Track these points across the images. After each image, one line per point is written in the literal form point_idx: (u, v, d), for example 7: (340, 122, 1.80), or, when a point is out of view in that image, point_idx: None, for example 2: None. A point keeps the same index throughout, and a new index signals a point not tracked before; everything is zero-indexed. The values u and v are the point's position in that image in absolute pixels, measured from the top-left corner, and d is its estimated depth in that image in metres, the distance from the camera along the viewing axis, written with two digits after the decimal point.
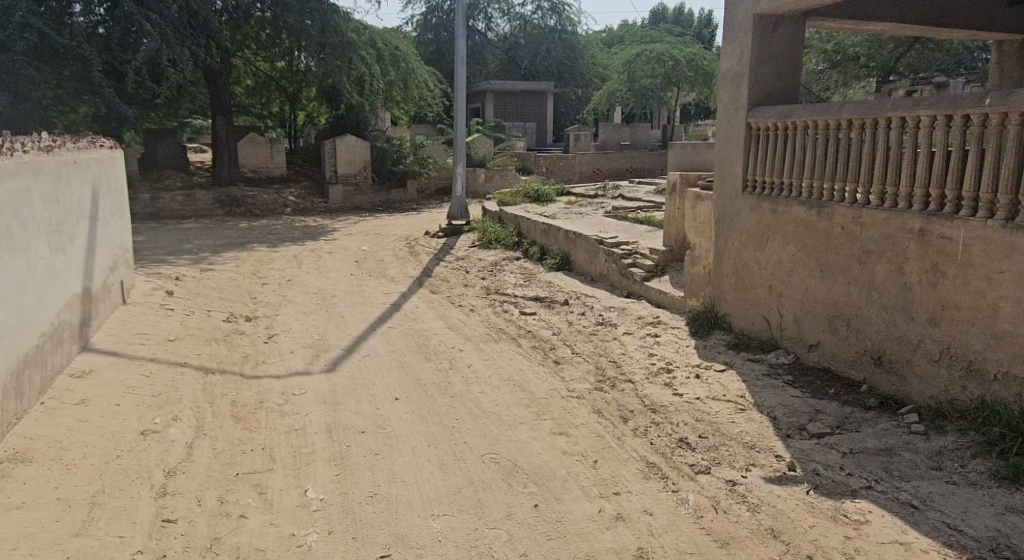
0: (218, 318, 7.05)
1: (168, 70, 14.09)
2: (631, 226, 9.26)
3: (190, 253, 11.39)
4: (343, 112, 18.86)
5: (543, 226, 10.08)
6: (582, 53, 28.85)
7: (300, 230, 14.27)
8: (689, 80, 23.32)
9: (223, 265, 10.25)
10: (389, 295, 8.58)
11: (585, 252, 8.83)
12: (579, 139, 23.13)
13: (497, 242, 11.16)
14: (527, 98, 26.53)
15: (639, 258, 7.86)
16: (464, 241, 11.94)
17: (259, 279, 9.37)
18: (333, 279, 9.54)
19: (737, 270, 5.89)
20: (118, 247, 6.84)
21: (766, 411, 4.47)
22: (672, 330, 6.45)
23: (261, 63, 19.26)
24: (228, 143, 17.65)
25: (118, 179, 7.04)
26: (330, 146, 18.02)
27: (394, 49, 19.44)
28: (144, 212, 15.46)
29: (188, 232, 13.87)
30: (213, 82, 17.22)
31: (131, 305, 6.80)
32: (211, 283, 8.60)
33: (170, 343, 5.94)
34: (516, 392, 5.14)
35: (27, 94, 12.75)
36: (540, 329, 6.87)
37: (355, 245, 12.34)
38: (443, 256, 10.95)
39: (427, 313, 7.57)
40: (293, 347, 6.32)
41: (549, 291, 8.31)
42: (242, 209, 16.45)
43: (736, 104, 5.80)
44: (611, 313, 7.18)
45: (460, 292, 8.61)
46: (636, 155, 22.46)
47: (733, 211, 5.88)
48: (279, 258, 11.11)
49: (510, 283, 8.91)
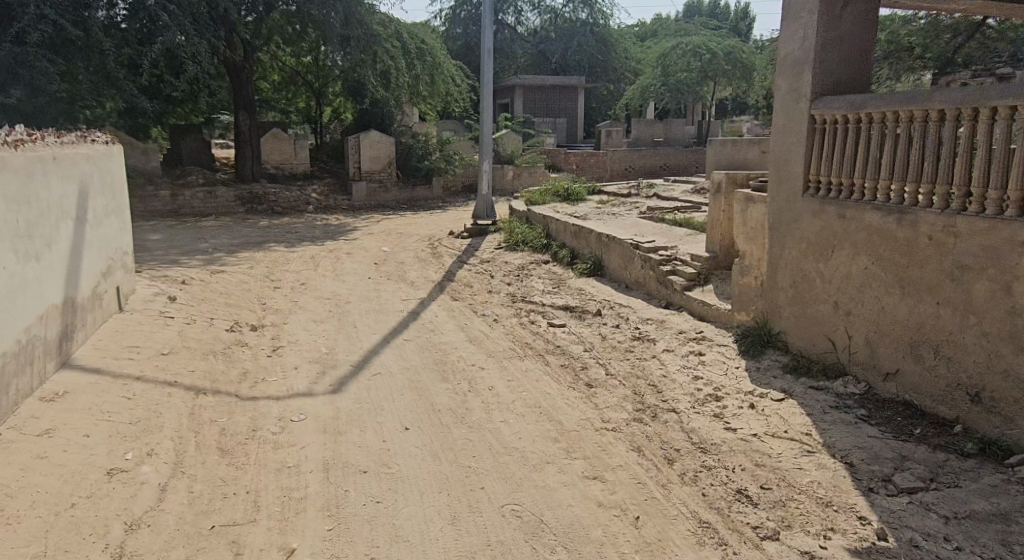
0: (222, 328, 6.51)
1: (187, 63, 13.70)
2: (669, 229, 8.56)
3: (204, 253, 10.91)
4: (368, 107, 18.33)
5: (574, 227, 9.42)
6: (615, 47, 27.90)
7: (321, 228, 13.77)
8: (726, 74, 22.21)
9: (236, 266, 9.75)
10: (407, 301, 7.99)
11: (619, 256, 8.15)
12: (610, 136, 22.23)
13: (524, 244, 10.50)
14: (557, 93, 25.85)
15: (679, 265, 7.16)
16: (490, 243, 11.30)
17: (272, 283, 8.85)
18: (349, 283, 8.98)
19: (796, 283, 5.15)
20: (113, 251, 6.34)
21: (839, 455, 3.77)
22: (717, 348, 5.75)
23: (287, 58, 18.92)
24: (250, 139, 17.21)
25: (116, 177, 6.55)
26: (353, 141, 17.42)
27: (420, 43, 18.90)
28: (164, 208, 15.06)
29: (205, 230, 13.42)
30: (236, 76, 16.79)
31: (128, 314, 6.29)
32: (219, 287, 8.08)
33: (162, 357, 5.39)
34: (543, 422, 4.50)
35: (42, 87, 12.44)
36: (570, 344, 6.19)
37: (376, 245, 11.78)
38: (467, 259, 10.32)
39: (448, 323, 6.95)
40: (298, 363, 5.74)
41: (580, 299, 7.65)
42: (264, 207, 16.02)
43: (796, 94, 5.06)
44: (648, 327, 6.49)
45: (483, 300, 7.97)
46: (669, 154, 21.81)
47: (791, 215, 5.14)
48: (295, 259, 10.58)
49: (537, 290, 8.26)
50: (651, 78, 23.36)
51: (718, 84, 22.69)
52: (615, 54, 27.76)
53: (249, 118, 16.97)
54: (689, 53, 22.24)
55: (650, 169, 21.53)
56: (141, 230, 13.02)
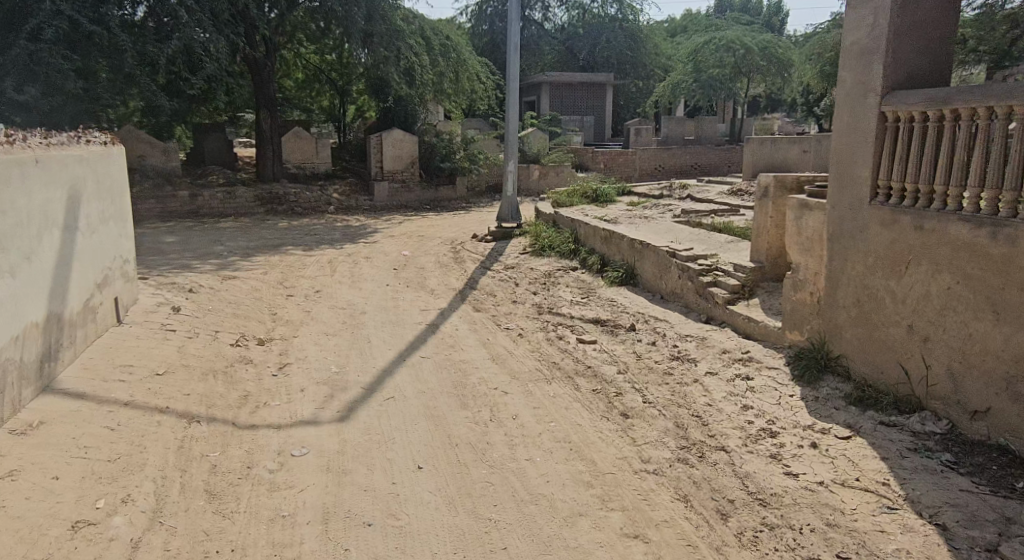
0: (226, 343, 6.06)
1: (205, 60, 13.37)
2: (708, 234, 7.98)
3: (219, 257, 10.52)
4: (391, 105, 17.87)
5: (604, 232, 8.86)
6: (645, 42, 27.13)
7: (341, 230, 13.33)
8: (761, 70, 21.41)
9: (249, 272, 9.33)
10: (426, 312, 7.48)
11: (653, 265, 7.59)
12: (638, 134, 21.59)
13: (551, 249, 9.95)
14: (585, 91, 25.24)
15: (720, 276, 6.57)
16: (516, 247, 10.76)
17: (285, 290, 8.40)
18: (367, 290, 8.50)
19: (861, 302, 4.54)
20: (111, 260, 5.91)
21: (929, 516, 3.20)
22: (766, 371, 5.15)
23: (310, 55, 18.55)
24: (271, 139, 16.83)
25: (115, 181, 6.12)
26: (375, 139, 16.94)
27: (445, 38, 18.38)
28: (183, 209, 14.71)
29: (223, 232, 13.06)
30: (258, 74, 16.36)
31: (126, 327, 5.87)
32: (228, 295, 7.64)
33: (156, 378, 4.94)
34: (574, 461, 3.96)
35: (57, 85, 12.16)
36: (602, 364, 5.62)
37: (396, 249, 11.30)
38: (491, 264, 9.80)
39: (469, 338, 6.43)
40: (304, 385, 5.25)
41: (611, 312, 7.09)
42: (284, 207, 15.65)
43: (863, 87, 4.45)
44: (687, 345, 5.91)
45: (508, 312, 7.43)
46: (700, 152, 21.15)
47: (856, 225, 4.54)
48: (311, 263, 10.13)
49: (566, 301, 7.70)
50: (682, 74, 22.64)
51: (752, 80, 21.93)
52: (644, 50, 27.06)
53: (271, 117, 16.59)
54: (722, 48, 21.49)
55: (681, 168, 20.88)
56: (158, 232, 12.70)
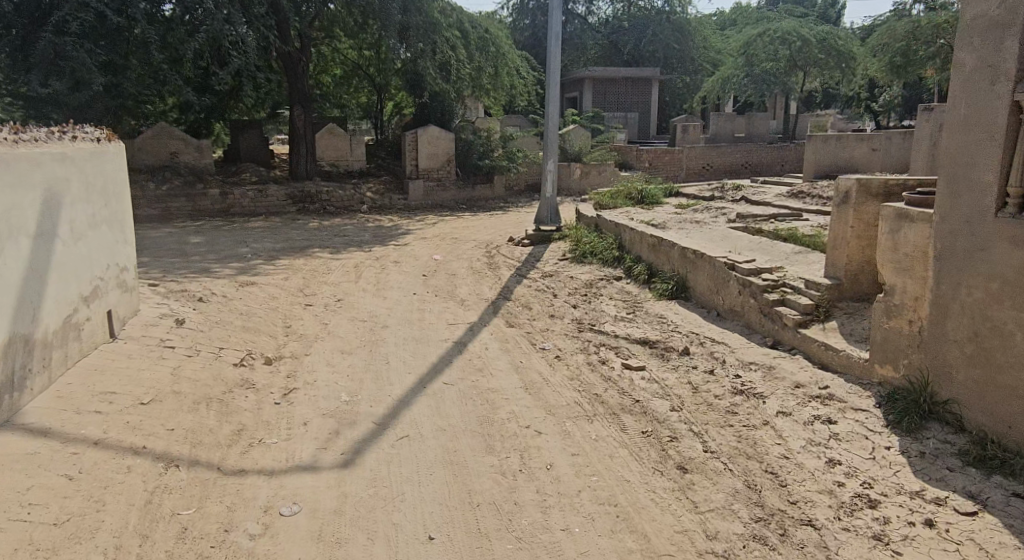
0: (229, 363, 5.42)
1: (233, 53, 12.91)
2: (771, 244, 7.11)
3: (241, 260, 9.96)
4: (427, 101, 17.09)
5: (652, 240, 8.04)
6: (693, 36, 26.09)
7: (371, 232, 12.70)
8: (819, 64, 20.14)
9: (269, 278, 8.73)
10: (455, 327, 6.76)
11: (709, 278, 6.75)
12: (686, 132, 20.55)
13: (593, 256, 9.16)
14: (629, 86, 24.30)
15: (789, 294, 5.70)
16: (555, 252, 10.00)
17: (304, 299, 7.77)
18: (392, 300, 7.82)
19: (979, 337, 3.68)
20: (103, 267, 5.32)
21: None
22: (852, 413, 4.30)
23: (347, 50, 18.08)
24: (305, 135, 16.11)
25: (109, 180, 5.52)
26: (410, 137, 16.24)
27: (484, 32, 17.54)
28: (213, 208, 14.23)
29: (250, 232, 12.54)
30: (290, 68, 15.69)
31: (119, 343, 5.29)
32: (241, 304, 7.02)
33: (138, 408, 4.30)
34: (624, 535, 3.22)
35: (83, 79, 11.79)
36: (651, 397, 4.84)
37: (428, 253, 10.62)
38: (527, 272, 9.05)
39: (500, 361, 5.69)
40: (307, 417, 4.57)
41: (661, 331, 6.27)
42: (316, 206, 15.10)
43: (990, 71, 3.59)
44: (752, 376, 5.08)
45: (544, 329, 6.67)
46: (751, 150, 20.15)
47: (977, 242, 3.67)
48: (337, 268, 9.50)
49: (609, 317, 6.91)
50: (732, 68, 21.77)
51: (808, 74, 20.61)
52: (692, 43, 25.99)
53: (305, 113, 15.99)
54: (776, 40, 20.30)
55: (730, 166, 19.89)
56: (184, 232, 12.23)
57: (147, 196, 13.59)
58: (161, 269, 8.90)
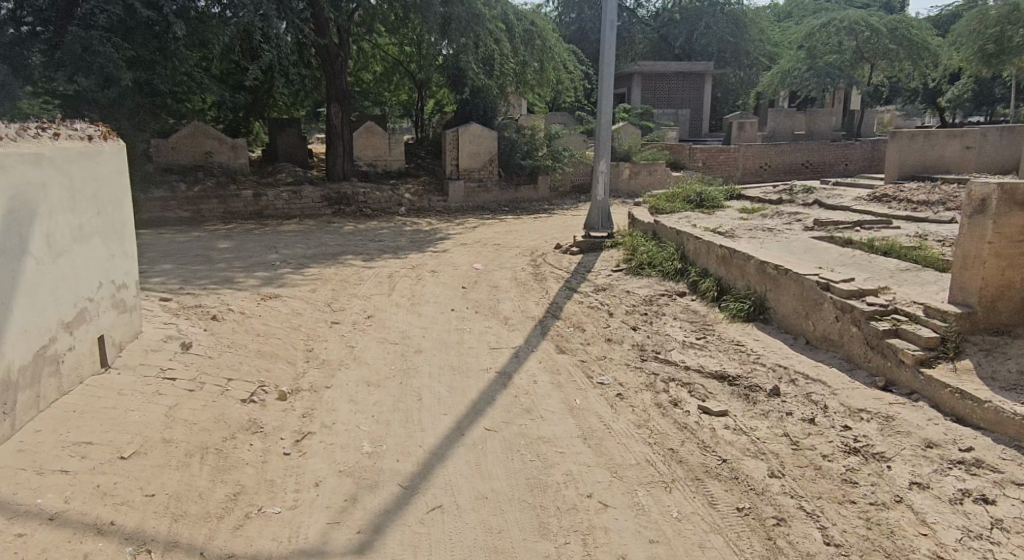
0: (235, 400, 4.64)
1: (263, 47, 12.22)
2: (868, 258, 6.10)
3: (268, 268, 9.24)
4: (468, 98, 16.35)
5: (723, 251, 7.08)
6: (748, 28, 24.81)
7: (409, 236, 11.95)
8: (890, 55, 18.79)
9: (297, 289, 8.01)
10: (498, 354, 5.89)
11: (796, 299, 5.77)
12: (742, 129, 19.38)
13: (651, 267, 8.23)
14: (681, 82, 23.22)
15: (904, 322, 4.71)
16: (607, 262, 9.09)
17: (331, 315, 7.00)
18: (428, 318, 6.98)
19: None
20: (94, 287, 4.58)
21: None
22: (1014, 492, 3.34)
23: (388, 46, 17.42)
24: (342, 134, 15.42)
25: (105, 184, 4.78)
26: (450, 136, 15.43)
27: (530, 24, 16.63)
28: (246, 210, 13.57)
29: (283, 236, 11.88)
30: (327, 65, 15.00)
31: (112, 375, 4.57)
32: (259, 323, 6.25)
33: (115, 466, 3.53)
34: None
35: (111, 76, 11.19)
36: (740, 455, 3.92)
37: (468, 261, 9.78)
38: (577, 285, 8.18)
39: (552, 402, 4.81)
40: (320, 476, 3.79)
41: (740, 364, 5.32)
42: (352, 208, 14.34)
43: None
44: (865, 427, 4.12)
45: (601, 356, 5.79)
46: (812, 148, 19.17)
47: None
48: (369, 279, 8.70)
49: (676, 342, 5.98)
50: (792, 61, 20.61)
51: (878, 65, 19.50)
52: (747, 35, 24.71)
53: (343, 110, 15.27)
54: (843, 30, 19.30)
55: (790, 167, 18.97)
56: (213, 237, 11.58)
57: (179, 198, 12.98)
58: (180, 279, 8.21)
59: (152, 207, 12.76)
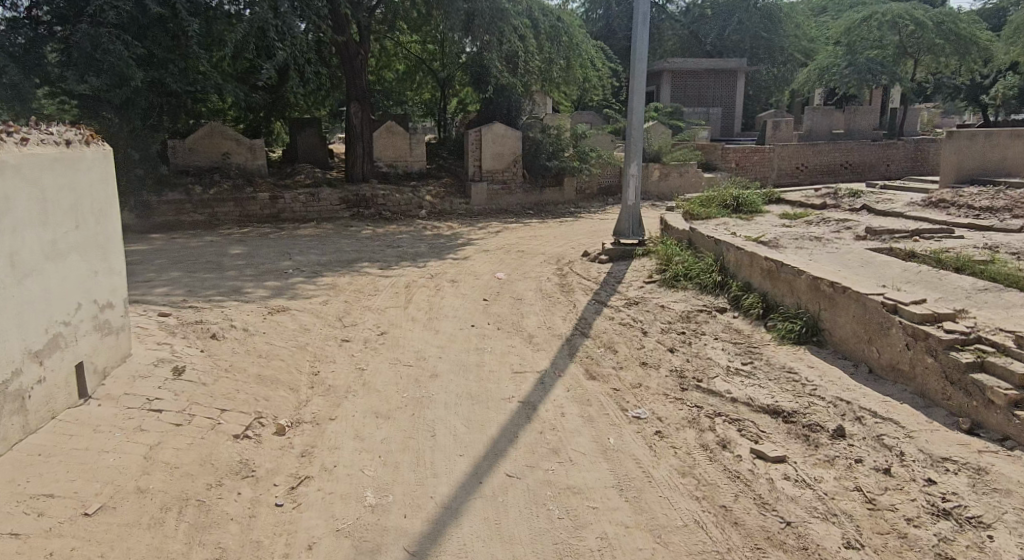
0: (226, 436, 4.14)
1: (277, 45, 11.77)
2: (937, 275, 5.47)
3: (280, 277, 8.79)
4: (492, 96, 15.86)
5: (770, 265, 6.47)
6: (783, 23, 24.00)
7: (429, 241, 11.45)
8: (934, 49, 18.28)
9: (309, 301, 7.55)
10: (521, 382, 5.32)
11: (857, 321, 5.14)
12: (778, 128, 18.73)
13: (687, 279, 7.64)
14: (712, 80, 22.50)
15: (991, 355, 4.08)
16: (639, 272, 8.51)
17: (342, 331, 6.51)
18: (446, 336, 6.45)
19: None
20: (72, 308, 4.11)
21: None
22: None
23: (411, 44, 16.95)
24: (362, 134, 14.94)
25: (86, 194, 4.32)
26: (473, 136, 14.80)
27: (557, 20, 16.00)
28: (263, 213, 13.12)
29: (300, 241, 11.44)
30: (347, 62, 14.54)
31: (91, 406, 4.10)
32: (262, 342, 5.75)
33: (75, 528, 3.07)
34: None
35: (123, 74, 10.79)
36: (807, 517, 3.34)
37: (490, 270, 9.23)
38: (608, 299, 7.62)
39: (583, 443, 4.23)
40: (314, 537, 3.30)
41: (796, 396, 4.72)
42: (372, 211, 13.81)
43: None
44: (953, 481, 3.50)
45: (636, 384, 5.21)
46: (852, 148, 18.76)
47: None
48: (385, 290, 8.18)
49: (720, 367, 5.39)
50: (830, 57, 19.84)
51: (921, 62, 18.93)
52: (782, 31, 23.92)
53: (363, 109, 14.79)
54: (885, 25, 18.82)
55: (827, 166, 18.63)
56: (228, 242, 11.15)
57: (194, 200, 12.55)
58: (186, 289, 7.77)
59: (167, 210, 12.35)
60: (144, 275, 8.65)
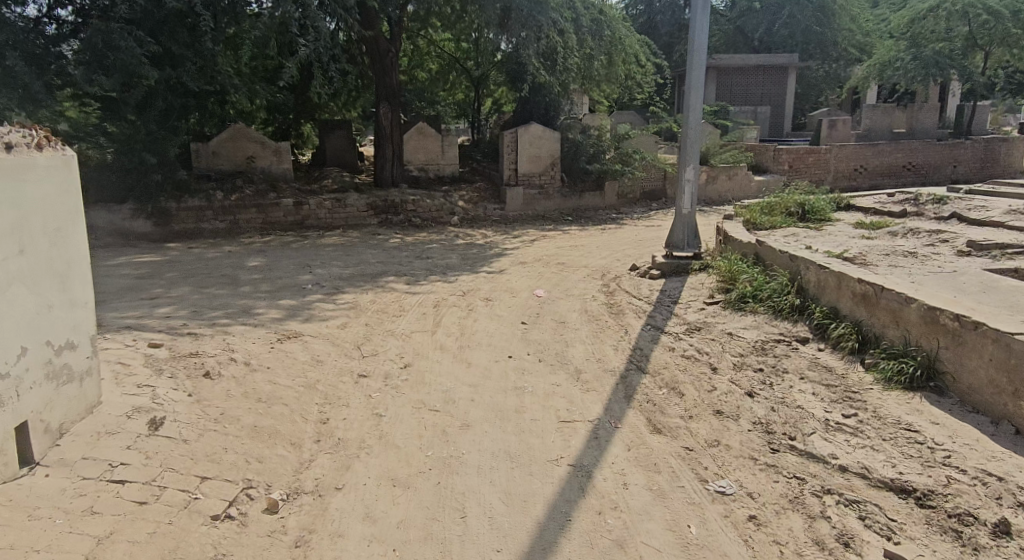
0: (201, 518, 3.31)
1: (300, 42, 10.96)
2: None
3: (296, 294, 7.94)
4: (529, 96, 14.98)
5: (866, 289, 5.45)
6: (836, 17, 22.72)
7: (461, 252, 10.54)
8: (1009, 41, 17.14)
9: (325, 323, 6.67)
10: (571, 437, 4.37)
11: (996, 368, 4.15)
12: (834, 127, 17.59)
13: (758, 301, 6.65)
14: (760, 77, 21.39)
15: None
16: (698, 291, 7.51)
17: (359, 364, 5.60)
18: (481, 372, 5.50)
19: None
20: (14, 354, 3.26)
21: None
22: None
23: (444, 41, 16.18)
24: (392, 136, 14.09)
25: (39, 209, 3.50)
26: (509, 136, 13.95)
27: (599, 12, 14.71)
28: (286, 220, 12.29)
29: (322, 251, 10.60)
30: (377, 60, 13.74)
31: (32, 478, 3.27)
32: (264, 382, 4.84)
33: None
34: None
35: (136, 73, 10.10)
36: None
37: (528, 287, 8.28)
38: (666, 324, 6.63)
39: (656, 537, 3.31)
40: None
41: (923, 466, 3.74)
42: (401, 217, 12.97)
43: None
44: None
45: (714, 440, 4.23)
46: (916, 148, 17.80)
47: None
48: (412, 310, 7.27)
49: (817, 420, 4.38)
50: (892, 52, 18.86)
51: (992, 54, 18.15)
52: (836, 25, 22.60)
53: (393, 110, 13.95)
54: (955, 15, 17.74)
55: (889, 168, 17.60)
56: (247, 252, 10.35)
57: (215, 207, 11.79)
58: (190, 310, 6.93)
59: (187, 217, 11.60)
60: (151, 292, 7.85)
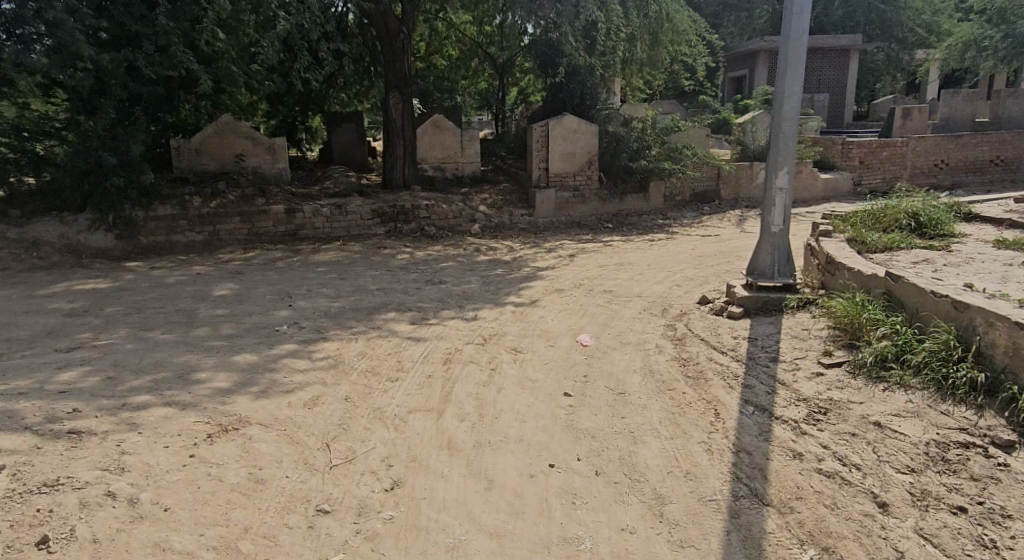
0: None
1: (279, 13, 9.12)
2: None
3: (265, 340, 5.96)
4: (562, 83, 12.96)
5: None
6: None
7: (480, 273, 8.57)
8: None
9: (289, 398, 4.66)
10: None
11: None
12: (909, 116, 15.33)
13: (906, 367, 4.59)
14: (819, 61, 19.11)
15: None
16: (808, 343, 5.42)
17: (321, 486, 3.62)
18: (508, 504, 3.53)
19: None
20: None
21: None
22: None
23: (466, 21, 14.17)
24: (403, 130, 12.10)
25: None
26: (539, 130, 11.92)
27: None
28: (276, 231, 10.36)
29: (313, 271, 8.70)
30: (385, 41, 11.78)
31: None
32: (144, 549, 3.06)
33: None
34: None
35: (76, 54, 8.33)
36: None
37: (569, 332, 6.22)
38: (776, 403, 4.57)
39: None
40: None
41: None
42: (412, 226, 11.00)
43: None
44: None
45: None
46: (1005, 140, 15.45)
47: None
48: (413, 373, 5.24)
49: None
50: (978, 29, 16.61)
51: None
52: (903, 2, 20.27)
53: (404, 101, 11.97)
54: None
55: (975, 162, 15.29)
56: (221, 274, 8.45)
57: (191, 215, 9.87)
58: (107, 374, 4.96)
59: (157, 229, 9.72)
60: (72, 339, 5.89)
